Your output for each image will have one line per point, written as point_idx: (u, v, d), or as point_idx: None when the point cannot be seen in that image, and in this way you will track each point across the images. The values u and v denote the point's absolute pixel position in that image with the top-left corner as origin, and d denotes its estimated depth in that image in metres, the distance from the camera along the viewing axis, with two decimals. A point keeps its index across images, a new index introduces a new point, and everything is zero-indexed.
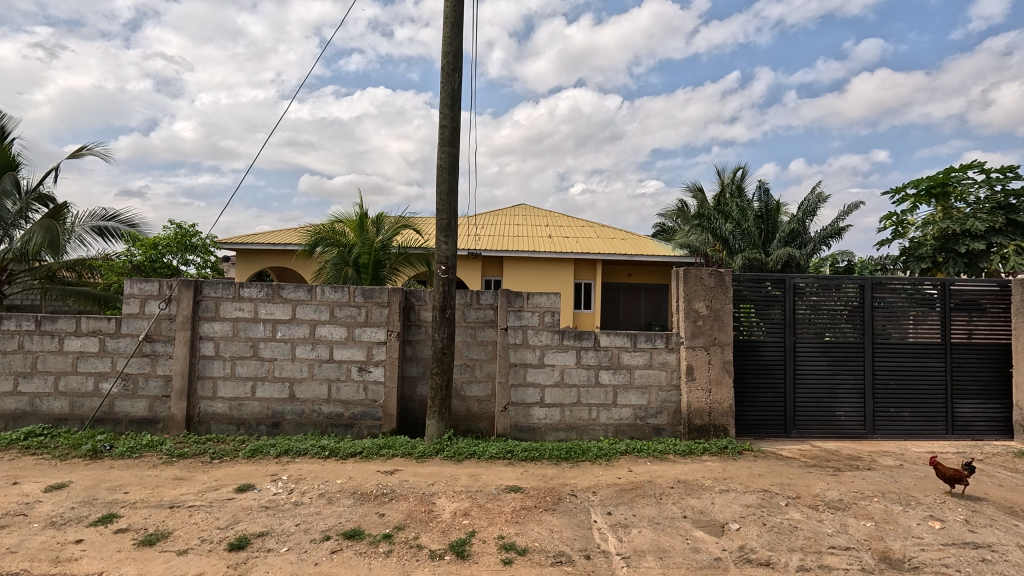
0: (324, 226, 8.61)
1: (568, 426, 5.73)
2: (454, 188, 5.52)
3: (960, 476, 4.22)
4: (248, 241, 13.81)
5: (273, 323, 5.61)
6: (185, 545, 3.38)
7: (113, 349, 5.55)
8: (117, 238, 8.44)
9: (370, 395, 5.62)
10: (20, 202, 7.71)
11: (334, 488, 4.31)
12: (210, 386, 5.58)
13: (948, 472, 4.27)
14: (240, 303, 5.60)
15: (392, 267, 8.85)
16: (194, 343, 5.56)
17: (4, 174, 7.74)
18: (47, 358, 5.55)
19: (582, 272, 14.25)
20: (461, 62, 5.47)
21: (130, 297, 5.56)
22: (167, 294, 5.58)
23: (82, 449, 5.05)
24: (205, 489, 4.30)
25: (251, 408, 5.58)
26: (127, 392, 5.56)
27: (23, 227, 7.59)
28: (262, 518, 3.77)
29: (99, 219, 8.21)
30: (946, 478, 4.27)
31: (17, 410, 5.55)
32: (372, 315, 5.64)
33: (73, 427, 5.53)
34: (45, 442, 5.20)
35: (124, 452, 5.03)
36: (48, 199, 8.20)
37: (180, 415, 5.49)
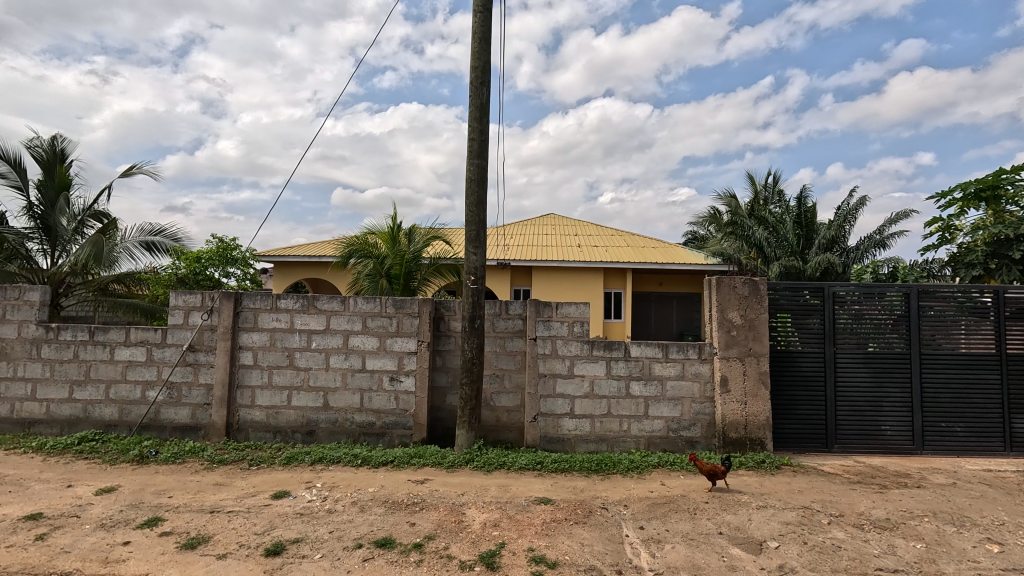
0: (358, 238, 8.84)
1: (598, 438, 5.66)
2: (483, 200, 5.59)
3: (717, 471, 4.47)
4: (285, 254, 14.27)
5: (309, 333, 5.76)
6: (224, 549, 3.49)
7: (159, 358, 5.80)
8: (163, 253, 8.86)
9: (400, 404, 5.70)
10: (73, 219, 8.21)
11: (366, 497, 4.37)
12: (249, 395, 5.76)
13: (707, 467, 4.52)
14: (277, 313, 5.78)
15: (422, 278, 9.02)
16: (234, 352, 5.75)
17: (61, 194, 8.24)
18: (100, 366, 5.84)
19: (611, 280, 14.12)
20: (489, 75, 5.56)
21: (175, 309, 5.81)
22: (209, 305, 5.81)
23: (130, 454, 5.29)
24: (243, 495, 4.43)
25: (286, 416, 5.73)
26: (172, 400, 5.79)
27: (77, 243, 8.09)
28: (297, 524, 3.85)
29: (147, 234, 8.64)
30: (706, 473, 4.52)
31: (71, 416, 5.84)
32: (403, 325, 5.74)
33: (122, 433, 5.79)
34: (96, 447, 5.47)
35: (168, 457, 5.24)
36: (102, 215, 8.71)
37: (220, 422, 5.68)
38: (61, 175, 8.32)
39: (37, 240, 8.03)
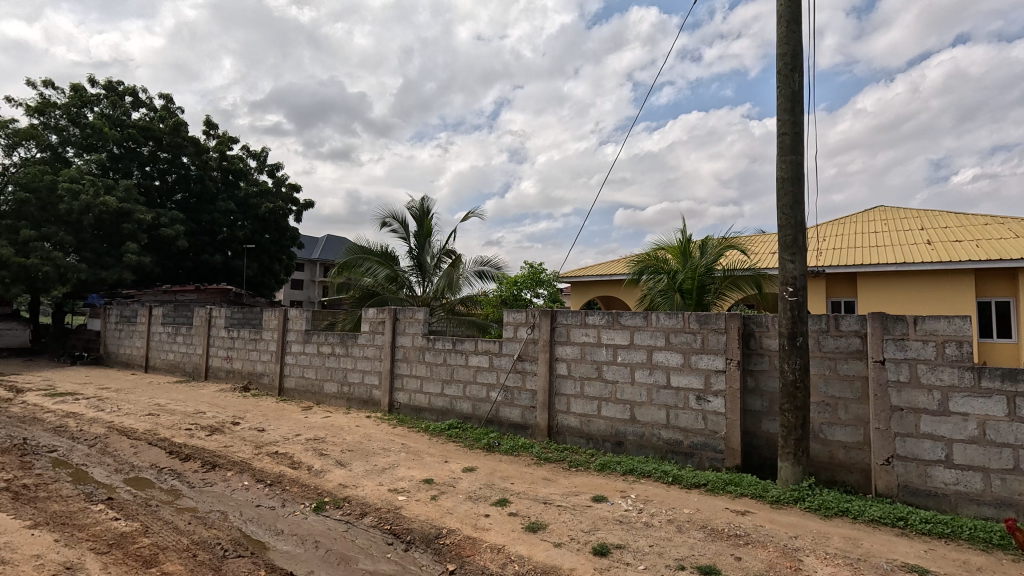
0: (648, 255, 8.91)
1: (998, 501, 4.14)
2: (799, 200, 4.89)
3: None
4: (582, 275, 15.57)
5: (615, 348, 6.08)
6: (559, 539, 3.92)
7: (498, 365, 7.05)
8: (490, 279, 10.82)
9: (710, 425, 5.40)
10: (435, 257, 11.00)
11: (682, 517, 4.27)
12: (565, 402, 6.40)
13: None
14: (587, 328, 6.29)
15: (717, 292, 8.50)
16: (552, 363, 6.52)
17: (427, 240, 10.97)
18: (459, 369, 7.47)
19: (990, 286, 10.40)
20: (801, 58, 4.88)
21: (508, 324, 6.98)
22: (532, 321, 6.75)
23: (481, 442, 6.55)
24: (568, 492, 4.93)
25: (597, 424, 6.14)
26: (507, 400, 6.92)
27: (438, 274, 10.82)
28: (618, 531, 4.03)
29: (479, 264, 10.72)
30: None
31: (443, 406, 7.62)
32: (709, 342, 5.46)
33: (474, 424, 7.23)
34: (459, 433, 6.99)
35: (507, 449, 6.28)
36: (451, 251, 11.25)
37: (544, 424, 6.49)
38: (427, 226, 10.98)
39: (414, 274, 10.89)
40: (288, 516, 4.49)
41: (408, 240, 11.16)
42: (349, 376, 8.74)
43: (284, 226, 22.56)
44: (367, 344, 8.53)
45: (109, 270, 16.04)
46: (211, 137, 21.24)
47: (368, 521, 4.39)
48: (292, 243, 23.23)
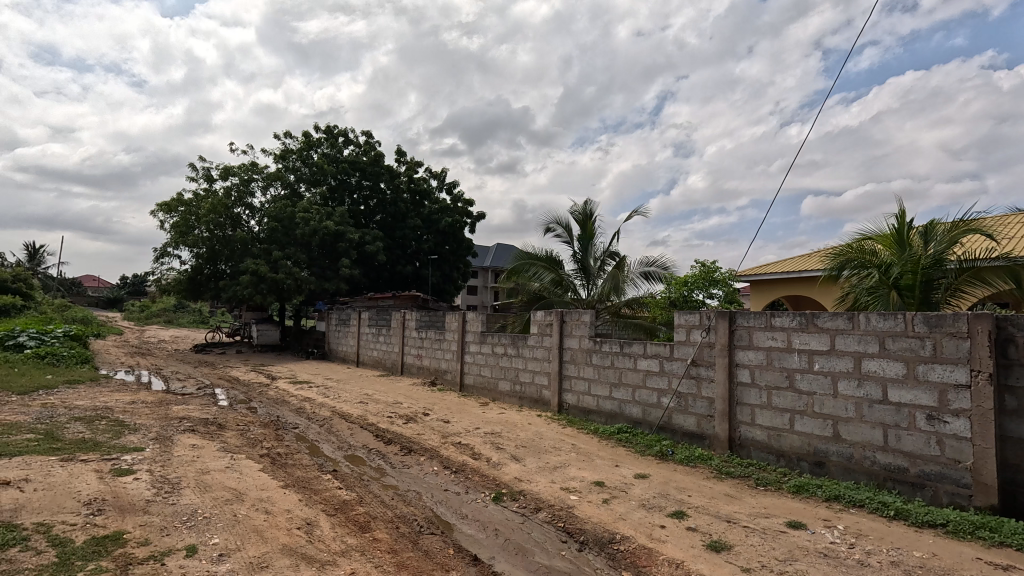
0: (850, 248, 7.54)
1: None
2: None
3: None
4: (763, 273, 13.99)
5: (811, 354, 5.31)
6: (747, 563, 3.54)
7: (670, 369, 6.71)
8: (657, 280, 10.35)
9: (947, 452, 4.37)
10: (599, 259, 10.99)
11: (912, 561, 3.51)
12: (749, 413, 5.78)
13: None
14: (773, 332, 5.61)
15: (950, 289, 6.84)
16: (732, 369, 5.95)
17: (591, 243, 10.97)
18: (628, 373, 7.30)
19: None
20: None
21: (679, 327, 6.60)
22: (707, 324, 6.27)
23: (654, 449, 6.29)
24: (755, 513, 4.44)
25: (790, 441, 5.42)
26: (681, 407, 6.53)
27: (603, 277, 10.76)
28: (822, 565, 3.49)
29: (645, 265, 10.34)
30: None
31: (612, 410, 7.51)
32: (943, 349, 4.43)
33: (645, 430, 6.98)
34: (630, 438, 6.81)
35: (683, 459, 5.91)
36: (615, 253, 11.09)
37: (724, 435, 5.96)
38: (590, 228, 10.97)
39: (579, 278, 10.98)
40: (471, 502, 4.88)
41: (572, 243, 11.30)
42: (521, 376, 9.17)
43: (461, 237, 24.78)
44: (537, 345, 8.85)
45: (330, 282, 19.47)
46: (402, 164, 24.40)
47: (543, 516, 4.52)
48: (468, 252, 25.37)
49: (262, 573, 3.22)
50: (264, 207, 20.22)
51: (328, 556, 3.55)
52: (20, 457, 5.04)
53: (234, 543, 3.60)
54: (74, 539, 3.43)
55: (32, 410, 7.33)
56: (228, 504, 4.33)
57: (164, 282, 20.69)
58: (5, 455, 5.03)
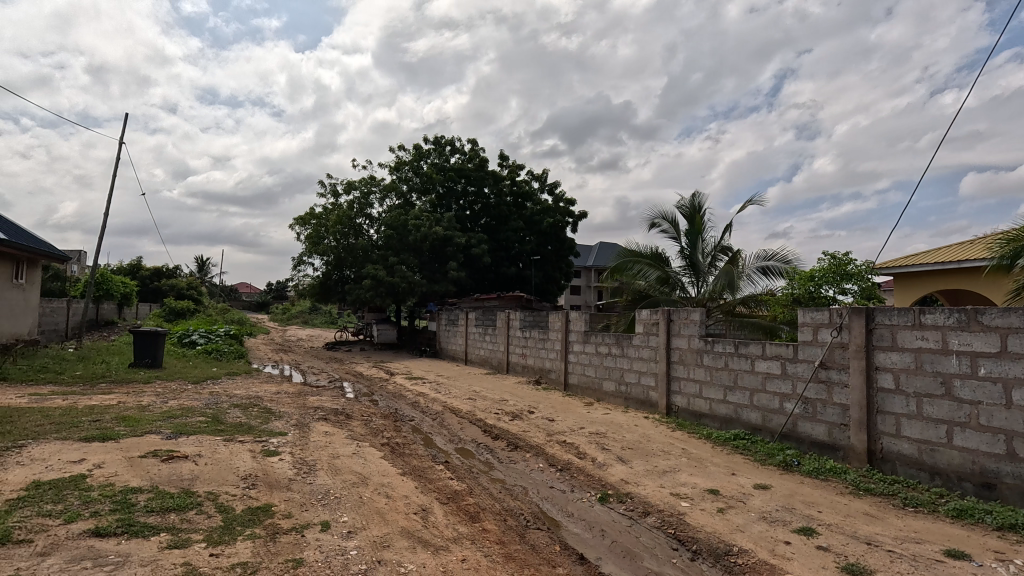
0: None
1: None
2: None
3: None
4: (909, 265, 12.20)
5: (974, 357, 4.55)
6: None
7: (793, 372, 6.14)
8: (778, 276, 9.47)
9: None
10: (709, 255, 10.41)
11: None
12: (892, 423, 5.08)
13: None
14: (923, 331, 4.89)
15: None
16: (871, 373, 5.27)
17: (700, 239, 10.39)
18: (744, 375, 6.80)
19: None
20: None
21: (804, 326, 6.01)
22: (838, 322, 5.63)
23: (776, 459, 5.78)
24: (903, 537, 3.89)
25: (947, 457, 4.69)
26: (808, 414, 5.94)
27: (714, 273, 10.15)
28: None
29: (763, 259, 9.55)
30: None
31: (727, 414, 7.04)
32: None
33: (766, 437, 6.45)
34: (748, 445, 6.34)
35: (811, 471, 5.36)
36: (728, 248, 10.41)
37: (861, 447, 5.30)
38: (698, 223, 10.37)
39: (687, 275, 10.44)
40: (576, 501, 4.87)
41: (679, 240, 10.80)
42: (626, 376, 8.94)
43: (563, 237, 24.80)
44: (642, 345, 8.58)
45: (440, 284, 20.56)
46: (504, 168, 25.03)
47: (651, 521, 4.38)
48: (570, 252, 25.30)
49: (383, 551, 3.51)
50: (381, 216, 21.96)
51: (442, 542, 3.76)
52: (194, 435, 5.99)
53: (360, 522, 3.96)
54: (235, 507, 4.00)
55: (202, 397, 8.68)
56: (355, 486, 4.78)
57: (300, 287, 23.32)
58: (184, 433, 6.02)
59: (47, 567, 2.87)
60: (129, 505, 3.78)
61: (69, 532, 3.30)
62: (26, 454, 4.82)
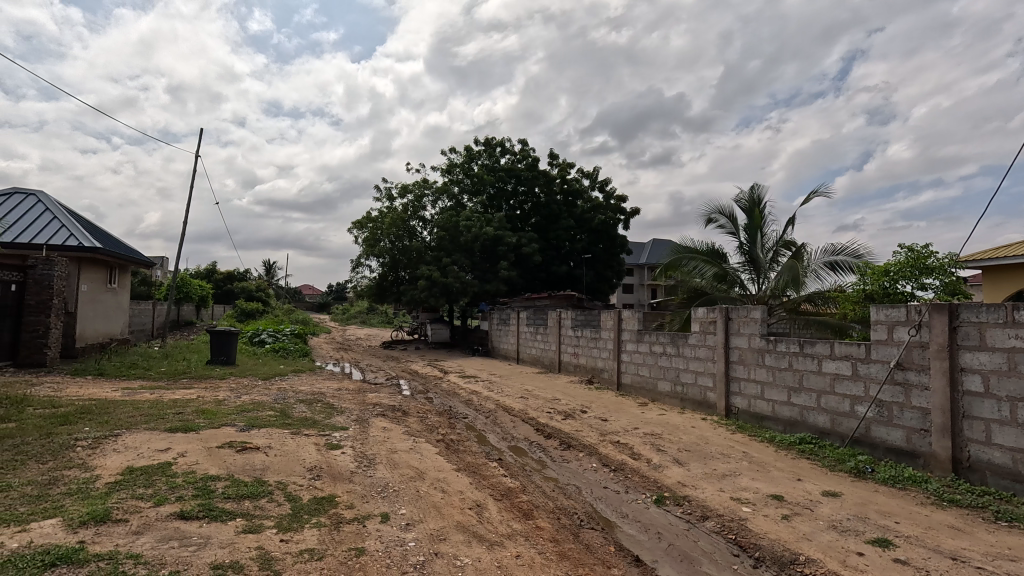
0: None
1: None
2: None
3: None
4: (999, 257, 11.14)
5: None
6: None
7: (866, 373, 5.77)
8: (849, 271, 8.91)
9: None
10: (770, 250, 9.95)
11: None
12: (981, 430, 4.67)
13: None
14: (1017, 330, 4.47)
15: None
16: (955, 375, 4.86)
17: (760, 233, 9.94)
18: (811, 376, 6.45)
19: None
20: None
21: (878, 324, 5.64)
22: (916, 320, 5.23)
23: (847, 465, 5.45)
24: (995, 554, 3.57)
25: None
26: (882, 418, 5.56)
27: (776, 269, 9.69)
28: None
29: (830, 254, 9.01)
30: None
31: (792, 417, 6.70)
32: None
33: (835, 442, 6.08)
34: (815, 450, 6.01)
35: (887, 479, 5.02)
36: (791, 242, 9.91)
37: (944, 455, 4.91)
38: (758, 217, 9.92)
39: (746, 271, 10.03)
40: (631, 502, 4.79)
41: (737, 235, 10.38)
42: (683, 376, 8.69)
43: (615, 234, 24.41)
44: (699, 344, 8.32)
45: (491, 284, 20.77)
46: (555, 167, 24.92)
47: (710, 525, 4.24)
48: (622, 250, 24.84)
49: (440, 544, 3.60)
50: (434, 218, 22.47)
51: (496, 537, 3.81)
52: (265, 428, 6.39)
53: (417, 515, 4.09)
54: (302, 496, 4.24)
55: (271, 392, 9.24)
56: (412, 480, 4.93)
57: (358, 288, 24.26)
58: (256, 426, 6.43)
59: (141, 544, 3.16)
60: (208, 491, 4.09)
61: (159, 514, 3.62)
62: (121, 442, 5.32)
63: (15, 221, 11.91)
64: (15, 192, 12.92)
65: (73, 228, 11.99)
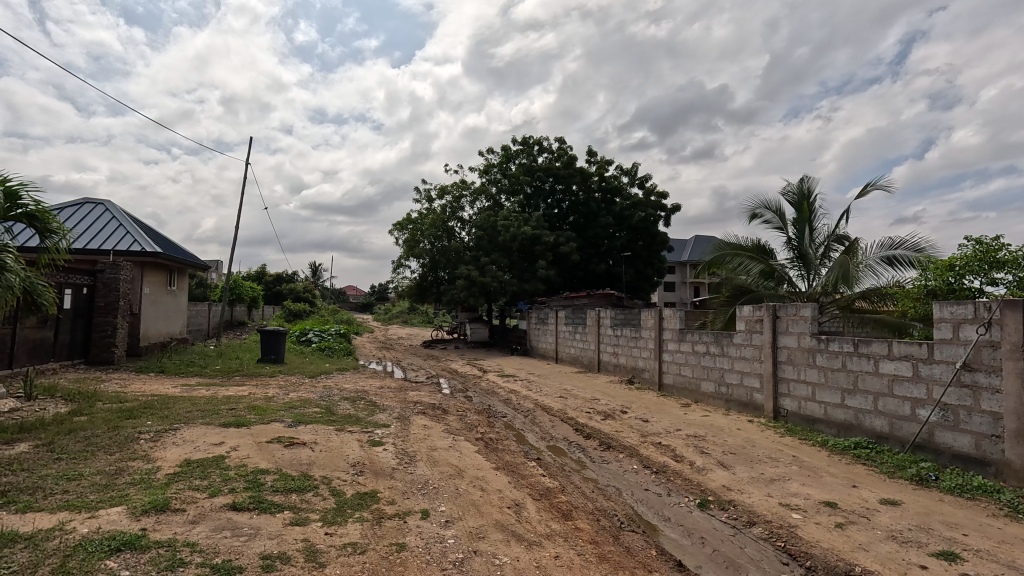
0: None
1: None
2: None
3: None
4: None
5: None
6: None
7: (928, 375, 5.42)
8: (908, 266, 8.34)
9: None
10: (821, 245, 9.52)
11: None
12: None
13: None
14: None
15: None
16: None
17: (809, 228, 9.51)
18: (866, 378, 6.11)
19: None
20: None
21: (941, 322, 5.29)
22: (985, 318, 4.87)
23: (908, 472, 5.13)
24: None
25: None
26: (948, 423, 5.20)
27: (828, 265, 9.25)
28: None
29: (887, 248, 8.52)
30: None
31: (846, 420, 6.36)
32: None
33: (895, 448, 5.74)
34: (872, 455, 5.68)
35: (953, 488, 4.69)
36: (843, 237, 9.45)
37: (1019, 463, 4.54)
38: (807, 211, 9.50)
39: (795, 268, 9.61)
40: (674, 505, 4.67)
41: (784, 230, 9.97)
42: (727, 377, 8.41)
43: (655, 232, 23.92)
44: (745, 343, 8.03)
45: (529, 283, 20.77)
46: (593, 164, 24.68)
47: (758, 532, 4.08)
48: (663, 247, 24.30)
49: (479, 542, 3.62)
50: (472, 219, 22.67)
51: (535, 537, 3.80)
52: (311, 425, 6.61)
53: (457, 512, 4.13)
54: (346, 491, 4.36)
55: (317, 390, 9.53)
56: (452, 478, 4.98)
57: (399, 289, 24.77)
58: (303, 423, 6.66)
59: (197, 533, 3.32)
60: (259, 484, 4.26)
61: (213, 505, 3.80)
62: (179, 436, 5.62)
63: (85, 229, 12.80)
64: (85, 202, 13.89)
65: (136, 234, 12.79)
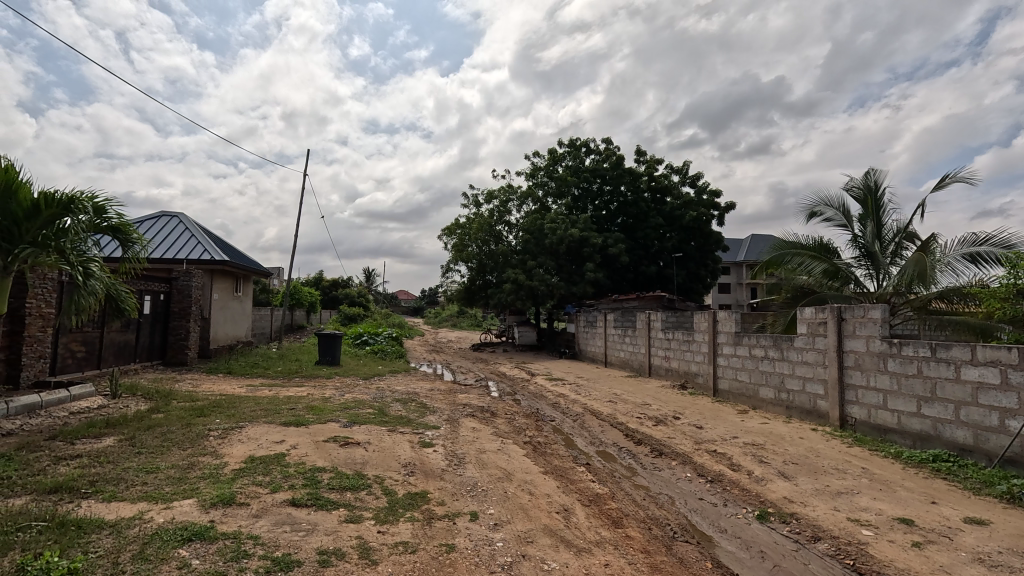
0: None
1: None
2: None
3: None
4: None
5: None
6: None
7: (1020, 382, 4.95)
8: (995, 264, 7.63)
9: None
10: (890, 243, 8.90)
11: None
12: None
13: None
14: None
15: None
16: None
17: (877, 224, 8.91)
18: (946, 385, 5.63)
19: None
20: None
21: None
22: None
23: (997, 489, 4.68)
24: None
25: None
26: None
27: (899, 264, 8.63)
28: None
29: (970, 244, 7.84)
30: None
31: (923, 431, 5.88)
32: None
33: (980, 462, 5.26)
34: (954, 469, 5.22)
35: None
36: (916, 234, 8.82)
37: None
38: (874, 206, 8.92)
39: (862, 267, 9.01)
40: (731, 516, 4.48)
41: (849, 227, 9.39)
42: (788, 382, 7.99)
43: (708, 232, 23.17)
44: (807, 347, 7.60)
45: (577, 286, 20.58)
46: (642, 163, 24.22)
47: (824, 547, 3.84)
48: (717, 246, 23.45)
49: (528, 546, 3.61)
50: (519, 222, 22.76)
51: (585, 544, 3.74)
52: (365, 425, 6.83)
53: (505, 515, 4.14)
54: (397, 491, 4.47)
55: (371, 392, 9.85)
56: (501, 480, 5.01)
57: (449, 293, 25.19)
58: (357, 423, 6.89)
59: (259, 527, 3.50)
60: (316, 481, 4.44)
61: (275, 500, 3.99)
62: (244, 433, 5.95)
63: (162, 240, 13.84)
64: (163, 214, 15.02)
65: (206, 243, 13.71)
